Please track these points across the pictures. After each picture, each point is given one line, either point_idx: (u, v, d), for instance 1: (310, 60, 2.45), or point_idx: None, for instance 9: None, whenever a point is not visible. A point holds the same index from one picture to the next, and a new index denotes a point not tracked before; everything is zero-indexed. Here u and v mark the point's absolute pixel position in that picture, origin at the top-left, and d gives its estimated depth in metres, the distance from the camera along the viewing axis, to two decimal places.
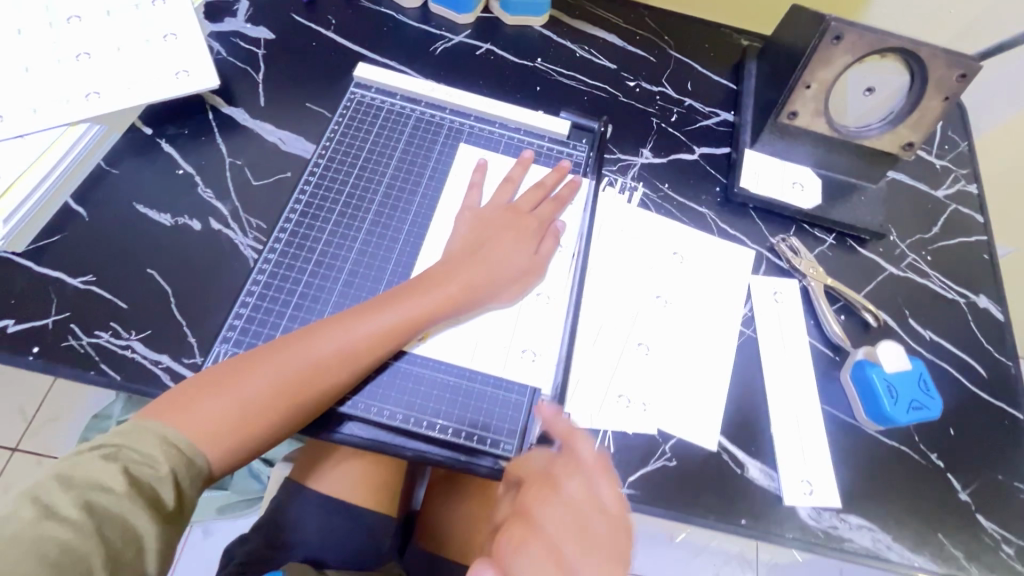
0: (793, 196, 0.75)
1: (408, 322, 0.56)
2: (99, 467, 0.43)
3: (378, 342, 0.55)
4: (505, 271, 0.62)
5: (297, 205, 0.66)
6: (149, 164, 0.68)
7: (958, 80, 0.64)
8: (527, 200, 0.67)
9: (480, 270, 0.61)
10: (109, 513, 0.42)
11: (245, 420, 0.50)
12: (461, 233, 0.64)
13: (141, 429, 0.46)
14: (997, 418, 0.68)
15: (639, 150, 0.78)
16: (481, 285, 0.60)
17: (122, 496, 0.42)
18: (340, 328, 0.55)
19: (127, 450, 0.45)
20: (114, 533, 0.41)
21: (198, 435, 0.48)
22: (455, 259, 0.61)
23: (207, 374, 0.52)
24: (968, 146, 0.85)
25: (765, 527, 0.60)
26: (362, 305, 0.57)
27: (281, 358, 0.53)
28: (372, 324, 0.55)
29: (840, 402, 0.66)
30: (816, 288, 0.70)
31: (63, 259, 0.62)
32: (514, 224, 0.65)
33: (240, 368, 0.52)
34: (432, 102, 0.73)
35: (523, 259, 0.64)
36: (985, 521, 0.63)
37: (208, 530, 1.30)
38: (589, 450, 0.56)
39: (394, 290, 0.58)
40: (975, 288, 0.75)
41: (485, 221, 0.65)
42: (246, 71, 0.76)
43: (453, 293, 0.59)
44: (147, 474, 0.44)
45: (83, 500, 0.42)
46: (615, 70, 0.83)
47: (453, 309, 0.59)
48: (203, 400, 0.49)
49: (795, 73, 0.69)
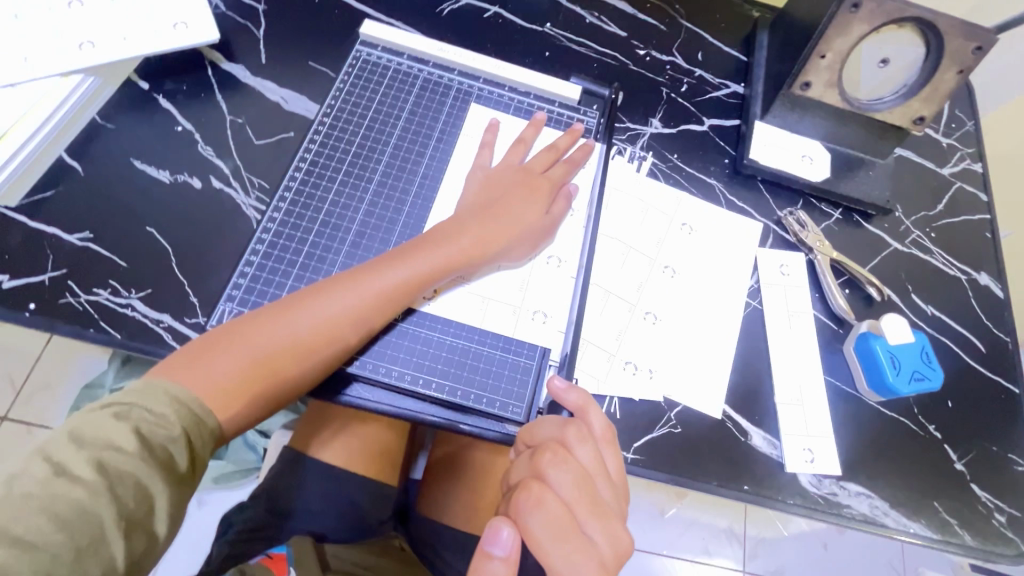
0: (802, 169, 0.74)
1: (420, 279, 0.55)
2: (110, 427, 0.42)
3: (391, 298, 0.54)
4: (517, 229, 0.60)
5: (302, 164, 0.64)
6: (146, 120, 0.66)
7: (973, 53, 0.63)
8: (539, 162, 0.65)
9: (491, 227, 0.59)
10: (121, 473, 0.40)
11: (258, 377, 0.49)
12: (470, 193, 0.63)
13: (150, 388, 0.45)
14: (994, 392, 0.69)
15: (648, 120, 0.77)
16: (494, 241, 0.59)
17: (134, 456, 0.41)
18: (351, 285, 0.53)
19: (138, 410, 0.43)
20: (127, 493, 0.40)
21: (210, 393, 0.47)
22: (466, 216, 0.60)
23: (216, 332, 0.50)
24: (974, 125, 0.85)
25: (767, 493, 0.61)
26: (372, 262, 0.55)
27: (293, 315, 0.51)
28: (384, 280, 0.54)
29: (843, 374, 0.66)
30: (822, 261, 0.71)
31: (58, 215, 0.60)
32: (526, 184, 0.63)
33: (251, 325, 0.50)
34: (440, 62, 0.71)
35: (536, 219, 0.62)
36: (979, 491, 0.64)
37: (203, 500, 1.28)
38: (599, 420, 0.54)
39: (404, 246, 0.57)
40: (976, 265, 0.76)
41: (494, 179, 0.64)
42: (246, 26, 0.73)
43: (465, 248, 0.57)
44: (160, 435, 0.43)
45: (94, 459, 0.40)
46: (625, 37, 0.82)
47: (465, 266, 0.58)
48: (213, 357, 0.48)
49: (810, 42, 0.68)
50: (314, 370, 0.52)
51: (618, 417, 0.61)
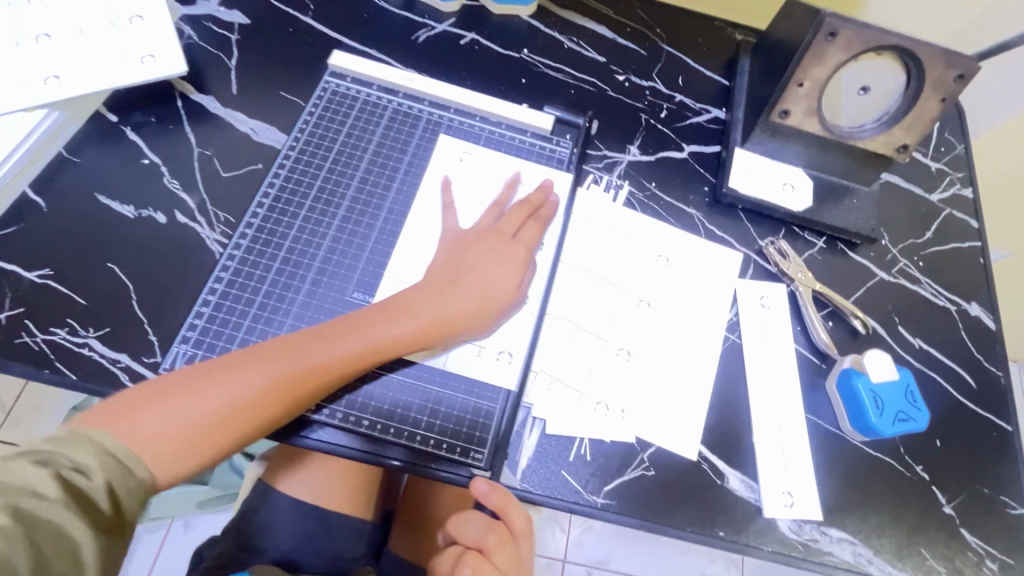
0: (784, 197, 0.72)
1: (378, 349, 0.55)
2: (28, 472, 0.39)
3: (347, 367, 0.53)
4: (485, 298, 0.58)
5: (265, 199, 0.63)
6: (113, 152, 0.65)
7: (956, 81, 0.61)
8: (511, 221, 0.63)
9: (458, 300, 0.58)
10: (41, 522, 0.38)
11: (197, 436, 0.48)
12: (442, 253, 0.61)
13: (78, 436, 0.42)
14: (985, 430, 0.66)
15: (626, 147, 0.75)
16: (462, 316, 0.57)
17: (57, 503, 0.39)
18: (307, 350, 0.52)
19: (60, 456, 0.41)
20: (47, 543, 0.38)
21: (144, 448, 0.45)
22: (433, 283, 0.59)
23: (161, 381, 0.49)
24: (965, 148, 0.83)
25: (744, 539, 0.58)
26: (335, 326, 0.55)
27: (243, 373, 0.50)
28: (343, 348, 0.53)
29: (825, 412, 0.64)
30: (804, 294, 0.68)
31: (19, 251, 0.59)
32: (499, 248, 0.61)
33: (198, 378, 0.49)
34: (410, 93, 0.70)
35: (504, 289, 0.60)
36: (969, 536, 0.61)
37: (189, 523, 1.29)
38: (521, 518, 0.56)
39: (369, 312, 0.56)
40: (967, 295, 0.73)
41: (470, 241, 0.62)
42: (218, 57, 0.73)
43: (431, 320, 0.56)
44: (83, 482, 0.40)
45: (9, 506, 0.38)
46: (603, 63, 0.80)
47: (428, 340, 0.56)
48: (149, 412, 0.47)
49: (787, 70, 0.66)
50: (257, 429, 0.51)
51: (588, 459, 0.59)
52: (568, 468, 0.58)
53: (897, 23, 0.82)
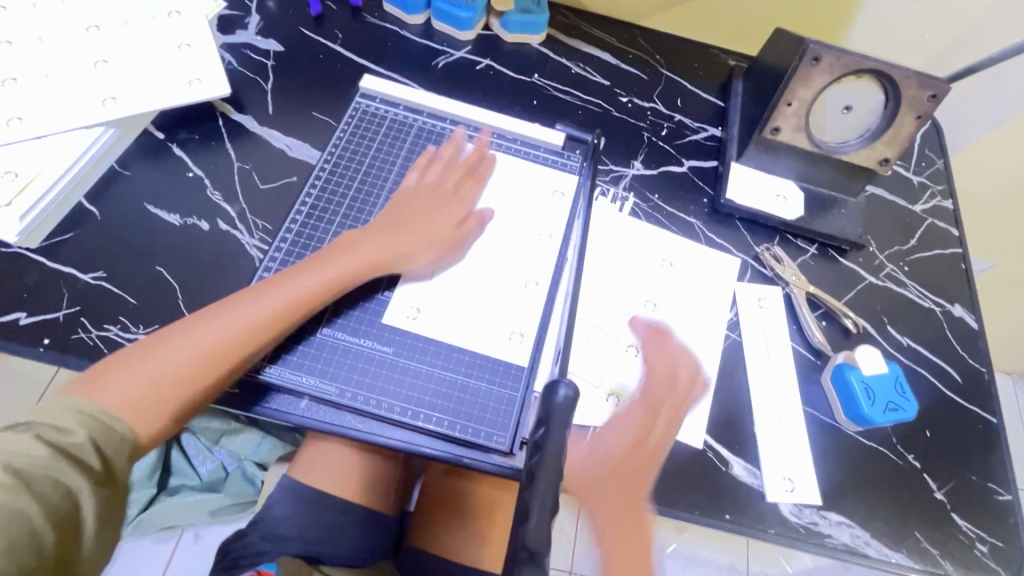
0: (777, 207, 0.78)
1: (325, 286, 0.60)
2: (18, 440, 0.43)
3: (291, 311, 0.58)
4: (415, 245, 0.66)
5: (303, 208, 0.69)
6: (161, 166, 0.71)
7: (929, 100, 0.68)
8: (447, 179, 0.71)
9: (397, 241, 0.65)
10: (37, 475, 0.42)
11: (165, 391, 0.52)
12: (377, 217, 0.67)
13: (59, 404, 0.47)
14: (971, 421, 0.70)
15: (630, 162, 0.81)
16: (377, 262, 0.64)
17: (47, 458, 0.43)
18: (249, 297, 0.57)
19: (36, 423, 0.45)
20: (46, 492, 0.42)
21: (119, 406, 0.50)
22: (349, 239, 0.64)
23: (125, 350, 0.53)
24: (944, 163, 0.89)
25: (749, 522, 0.62)
26: (249, 287, 0.59)
27: (204, 329, 0.55)
28: (268, 300, 0.58)
29: (821, 404, 0.68)
30: (798, 295, 0.74)
31: (75, 256, 0.65)
32: (436, 207, 0.69)
33: (160, 340, 0.54)
34: (433, 112, 0.77)
35: (444, 231, 0.68)
36: (960, 520, 0.65)
37: (198, 533, 1.30)
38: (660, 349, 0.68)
39: (309, 259, 0.62)
40: (950, 297, 0.79)
41: (395, 207, 0.68)
42: (256, 80, 0.79)
43: (344, 267, 0.62)
44: (65, 440, 0.45)
45: (7, 465, 0.42)
46: (608, 86, 0.87)
47: (366, 272, 0.63)
48: (121, 372, 0.51)
49: (777, 91, 0.73)
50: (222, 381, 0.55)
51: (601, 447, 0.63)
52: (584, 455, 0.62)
53: (880, 47, 0.89)
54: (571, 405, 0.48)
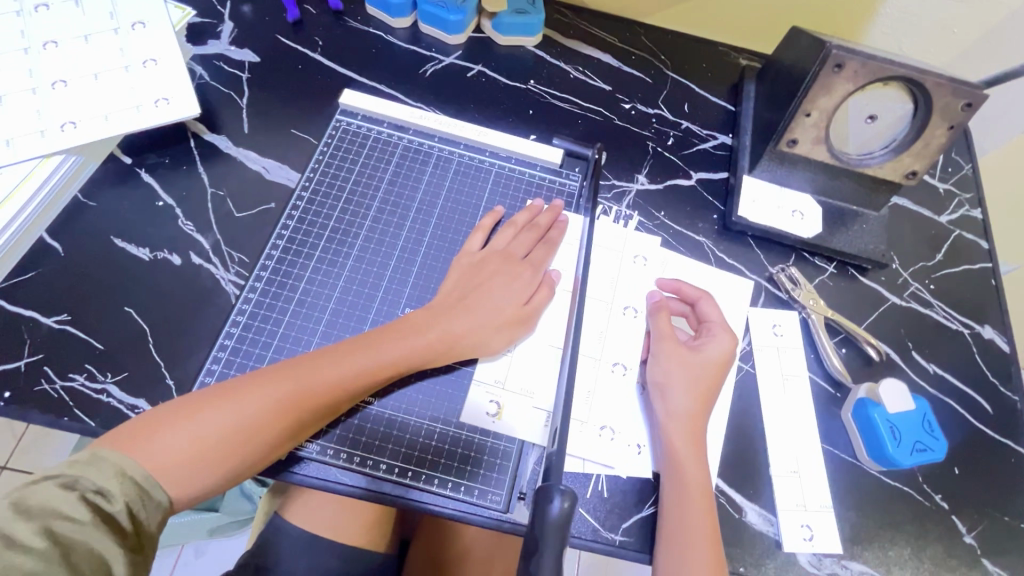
0: (793, 224, 0.72)
1: (379, 368, 0.54)
2: (56, 495, 0.40)
3: (348, 387, 0.53)
4: (492, 323, 0.59)
5: (280, 240, 0.63)
6: (129, 195, 0.66)
7: (963, 109, 0.61)
8: (520, 245, 0.64)
9: (463, 320, 0.58)
10: (73, 542, 0.39)
11: (206, 455, 0.48)
12: (450, 280, 0.62)
13: (100, 459, 0.43)
14: (1003, 456, 0.66)
15: (634, 176, 0.75)
16: (464, 336, 0.58)
17: (86, 524, 0.40)
18: (303, 369, 0.52)
19: (86, 480, 0.42)
20: (83, 560, 0.39)
21: (159, 469, 0.46)
22: (439, 305, 0.59)
23: (175, 401, 0.50)
24: (972, 169, 0.83)
25: (764, 574, 0.58)
26: (330, 349, 0.55)
27: (257, 391, 0.50)
28: (340, 369, 0.53)
29: (842, 441, 0.64)
30: (816, 321, 0.68)
31: (37, 298, 0.60)
32: (506, 270, 0.62)
33: (212, 397, 0.50)
34: (420, 130, 0.71)
35: (509, 309, 0.60)
36: (991, 566, 0.61)
37: (201, 548, 1.25)
38: (709, 311, 0.64)
39: (370, 332, 0.57)
40: (980, 318, 0.73)
41: (477, 265, 0.62)
42: (230, 96, 0.74)
43: (433, 340, 0.57)
44: (106, 506, 0.41)
45: (44, 527, 0.39)
46: (609, 92, 0.81)
47: (429, 359, 0.57)
48: (158, 434, 0.47)
49: (794, 100, 0.66)
50: (262, 449, 0.50)
51: (605, 496, 0.58)
52: (586, 505, 0.58)
53: (902, 45, 0.81)
54: (565, 520, 0.42)
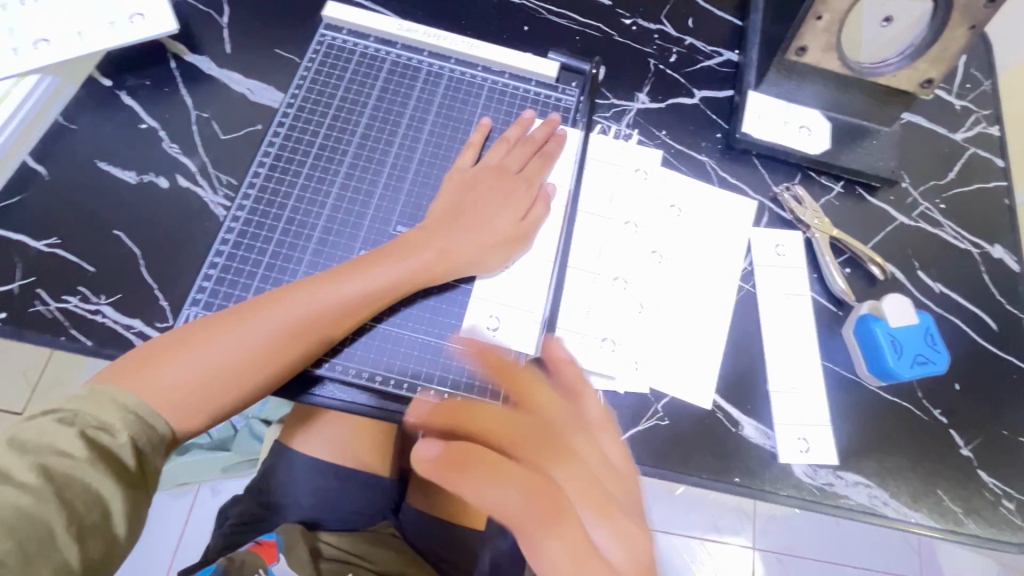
0: (799, 141, 0.70)
1: (378, 289, 0.54)
2: (55, 432, 0.42)
3: (347, 310, 0.53)
4: (487, 238, 0.58)
5: (266, 159, 0.62)
6: (110, 119, 0.64)
7: (985, 8, 0.58)
8: (514, 159, 0.62)
9: (461, 237, 0.57)
10: (68, 478, 0.40)
11: (211, 386, 0.48)
12: (444, 196, 0.60)
13: (101, 394, 0.44)
14: (1005, 373, 0.65)
15: (634, 94, 0.72)
16: (459, 253, 0.57)
17: (82, 461, 0.41)
18: (303, 294, 0.52)
19: (85, 415, 0.43)
20: (76, 498, 0.40)
21: (163, 402, 0.46)
22: (434, 223, 0.58)
23: (171, 336, 0.49)
24: (991, 84, 0.79)
25: (759, 485, 0.58)
26: (327, 273, 0.54)
27: (257, 320, 0.50)
28: (338, 291, 0.52)
29: (841, 358, 0.63)
30: (820, 240, 0.66)
31: (25, 221, 0.59)
32: (499, 185, 0.61)
33: (209, 329, 0.50)
34: (409, 44, 0.68)
35: (505, 226, 0.59)
36: (986, 477, 0.61)
37: (216, 487, 1.24)
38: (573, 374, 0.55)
39: (367, 255, 0.55)
40: (990, 237, 0.71)
41: (470, 182, 0.61)
42: (209, 15, 0.70)
43: (431, 260, 0.56)
44: (106, 441, 0.42)
45: (39, 464, 0.40)
46: (609, 7, 0.77)
47: (429, 278, 0.56)
48: (162, 366, 0.47)
49: (805, 3, 0.62)
50: (267, 378, 0.50)
51: None
52: None
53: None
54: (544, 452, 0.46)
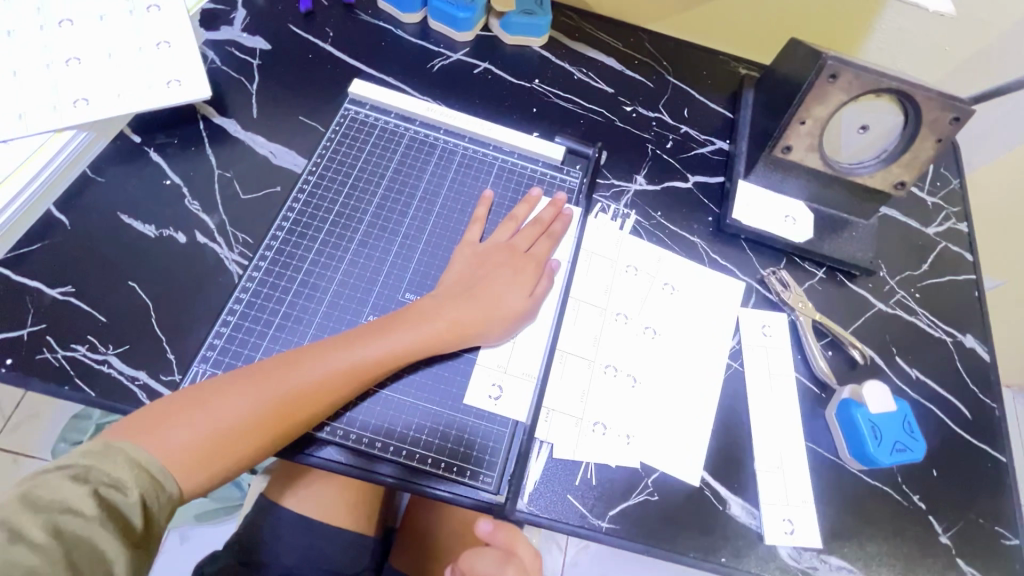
0: (785, 229, 0.74)
1: (387, 358, 0.56)
2: (67, 488, 0.41)
3: (356, 377, 0.54)
4: (492, 312, 0.60)
5: (285, 222, 0.65)
6: (135, 174, 0.67)
7: (951, 123, 0.64)
8: (524, 239, 0.66)
9: (471, 310, 0.60)
10: (77, 538, 0.40)
11: (225, 444, 0.49)
12: (454, 269, 0.63)
13: (113, 450, 0.44)
14: (980, 461, 0.68)
15: (633, 176, 0.77)
16: (468, 325, 0.59)
17: (92, 520, 0.41)
18: (316, 359, 0.54)
19: (97, 471, 0.43)
20: (83, 560, 0.40)
21: (170, 461, 0.47)
22: (444, 295, 0.61)
23: (184, 393, 0.51)
24: (960, 184, 0.86)
25: (745, 566, 0.59)
26: (339, 339, 0.56)
27: (269, 382, 0.52)
28: (350, 358, 0.54)
29: (824, 440, 0.65)
30: (804, 323, 0.70)
31: (42, 268, 0.61)
32: (510, 263, 0.64)
33: (221, 388, 0.51)
34: (426, 121, 0.73)
35: (512, 304, 0.61)
36: (964, 566, 0.63)
37: (185, 534, 1.17)
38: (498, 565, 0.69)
39: (379, 322, 0.58)
40: (962, 327, 0.76)
41: (479, 257, 0.64)
42: (240, 81, 0.75)
43: (443, 330, 0.58)
44: (118, 499, 0.42)
45: (50, 523, 0.40)
46: (612, 94, 0.83)
47: (437, 348, 0.58)
48: (172, 424, 0.48)
49: (790, 108, 0.68)
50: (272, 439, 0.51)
51: (594, 483, 0.60)
52: (574, 491, 0.59)
53: (901, 43, 0.83)
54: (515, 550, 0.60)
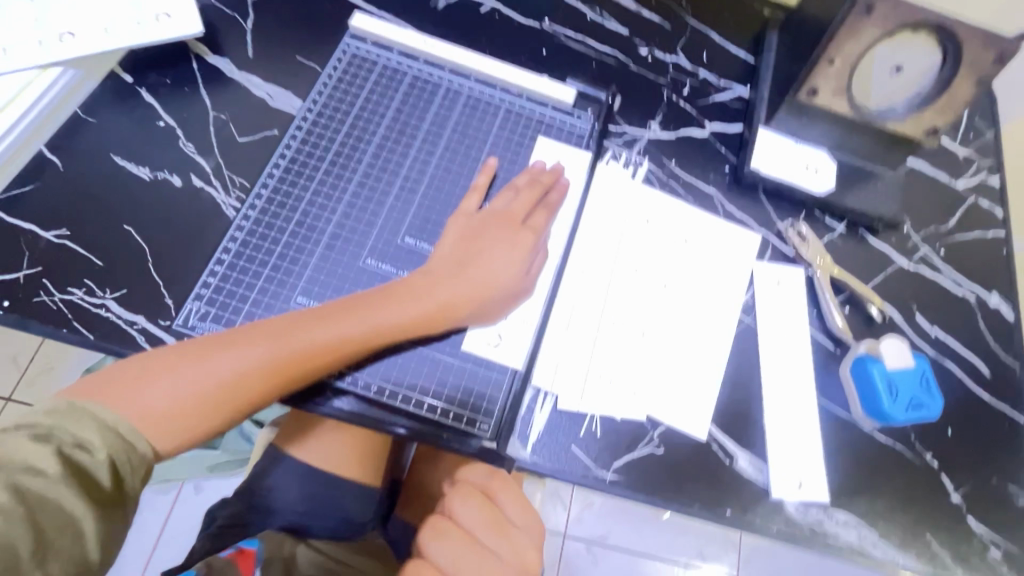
0: (805, 179, 0.71)
1: (373, 331, 0.53)
2: (30, 450, 0.41)
3: (339, 349, 0.52)
4: (488, 286, 0.58)
5: (281, 160, 0.63)
6: (127, 115, 0.65)
7: (993, 62, 0.59)
8: (521, 206, 0.62)
9: (463, 284, 0.57)
10: (41, 498, 0.40)
11: (201, 407, 0.48)
12: (449, 240, 0.60)
13: (79, 410, 0.43)
14: (997, 420, 0.66)
15: (647, 123, 0.73)
16: (458, 301, 0.57)
17: (55, 480, 0.40)
18: (299, 329, 0.52)
19: (60, 432, 0.42)
20: (49, 519, 0.40)
21: (144, 420, 0.46)
22: (437, 268, 0.58)
23: (166, 352, 0.49)
24: (994, 135, 0.81)
25: (751, 519, 0.59)
26: (325, 309, 0.53)
27: (249, 348, 0.50)
28: (334, 330, 0.52)
29: (838, 397, 0.64)
30: (821, 278, 0.67)
31: (35, 210, 0.59)
32: (508, 235, 0.60)
33: (202, 352, 0.49)
34: (430, 59, 0.69)
35: (508, 279, 0.59)
36: (974, 523, 0.62)
37: (199, 485, 1.19)
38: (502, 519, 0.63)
39: (368, 293, 0.55)
40: (987, 285, 0.72)
41: (476, 226, 0.61)
42: (234, 18, 0.71)
43: (432, 305, 0.56)
44: (84, 459, 0.42)
45: (11, 483, 0.39)
46: (627, 36, 0.78)
47: (426, 326, 0.56)
48: (148, 385, 0.47)
49: (819, 46, 0.63)
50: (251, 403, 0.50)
51: (598, 435, 0.59)
52: (579, 443, 0.59)
53: None
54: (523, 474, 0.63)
